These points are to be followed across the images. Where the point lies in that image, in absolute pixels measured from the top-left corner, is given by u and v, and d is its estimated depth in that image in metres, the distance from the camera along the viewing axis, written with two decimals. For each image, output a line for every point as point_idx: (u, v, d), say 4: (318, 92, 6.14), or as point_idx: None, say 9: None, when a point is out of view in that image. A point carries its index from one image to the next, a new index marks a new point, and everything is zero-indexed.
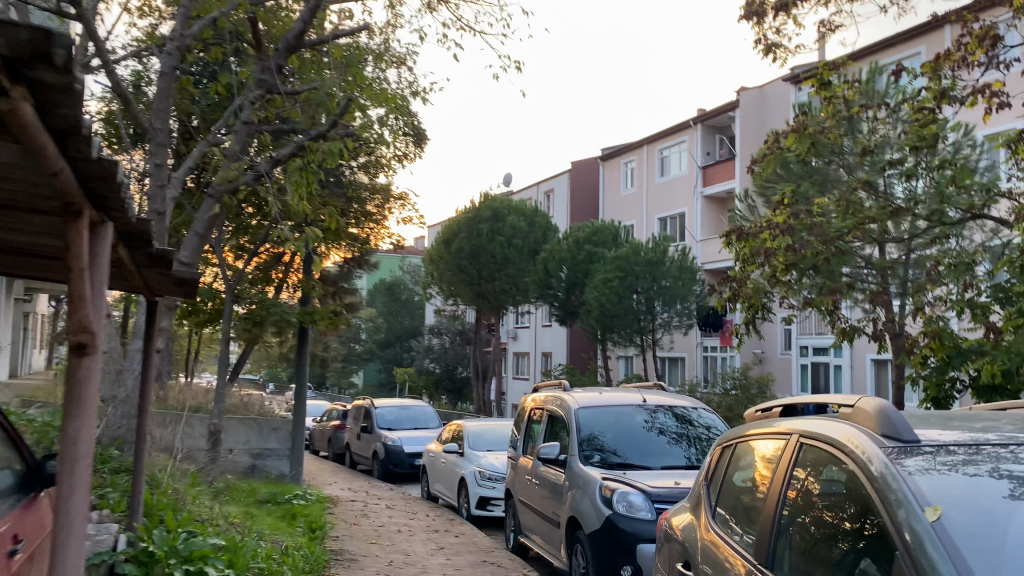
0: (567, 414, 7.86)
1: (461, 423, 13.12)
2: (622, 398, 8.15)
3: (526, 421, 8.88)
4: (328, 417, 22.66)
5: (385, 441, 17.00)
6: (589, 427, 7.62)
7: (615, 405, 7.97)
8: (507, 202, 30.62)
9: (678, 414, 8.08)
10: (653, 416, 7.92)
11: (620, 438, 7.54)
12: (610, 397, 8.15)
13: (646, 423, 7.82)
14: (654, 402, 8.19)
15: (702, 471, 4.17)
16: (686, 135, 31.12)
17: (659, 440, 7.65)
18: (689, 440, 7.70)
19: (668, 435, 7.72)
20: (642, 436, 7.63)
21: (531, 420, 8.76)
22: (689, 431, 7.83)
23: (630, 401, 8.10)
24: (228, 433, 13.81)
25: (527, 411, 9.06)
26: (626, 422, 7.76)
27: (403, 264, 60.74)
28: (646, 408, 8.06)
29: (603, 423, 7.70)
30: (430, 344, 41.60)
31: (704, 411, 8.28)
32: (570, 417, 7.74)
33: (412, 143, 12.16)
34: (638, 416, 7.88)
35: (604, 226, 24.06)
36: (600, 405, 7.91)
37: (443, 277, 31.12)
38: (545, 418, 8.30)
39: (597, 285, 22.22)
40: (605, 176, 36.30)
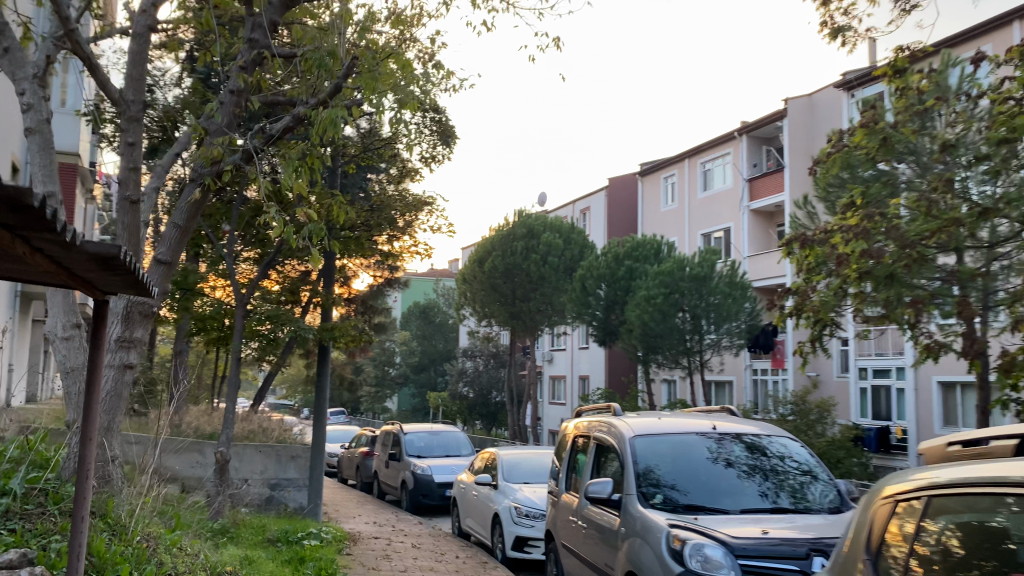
0: (620, 443, 6.60)
1: (496, 451, 11.91)
2: (684, 425, 6.85)
3: (569, 451, 7.67)
4: (356, 443, 21.56)
5: (415, 470, 15.83)
6: (646, 460, 6.34)
7: (675, 432, 6.68)
8: (542, 219, 29.51)
9: (749, 442, 6.75)
10: (719, 444, 6.61)
11: (682, 473, 6.25)
12: (669, 423, 6.86)
13: (711, 452, 6.51)
14: (723, 429, 6.88)
15: (856, 517, 3.08)
16: (730, 148, 29.79)
17: (729, 473, 6.32)
18: (765, 473, 6.37)
19: (739, 467, 6.38)
20: (708, 468, 6.33)
21: (575, 450, 7.51)
22: (764, 463, 6.49)
23: (692, 428, 6.80)
24: (243, 461, 12.74)
25: (570, 439, 7.84)
26: (688, 453, 6.46)
27: (436, 287, 59.84)
28: (712, 435, 6.75)
29: (661, 455, 6.42)
30: (464, 367, 40.47)
31: (780, 438, 6.93)
32: (623, 447, 6.48)
33: (440, 141, 11.06)
34: (702, 445, 6.58)
35: (645, 241, 22.78)
36: (658, 434, 6.63)
37: (477, 297, 30.04)
38: (592, 447, 7.05)
39: (638, 303, 20.94)
40: (644, 193, 35.06)
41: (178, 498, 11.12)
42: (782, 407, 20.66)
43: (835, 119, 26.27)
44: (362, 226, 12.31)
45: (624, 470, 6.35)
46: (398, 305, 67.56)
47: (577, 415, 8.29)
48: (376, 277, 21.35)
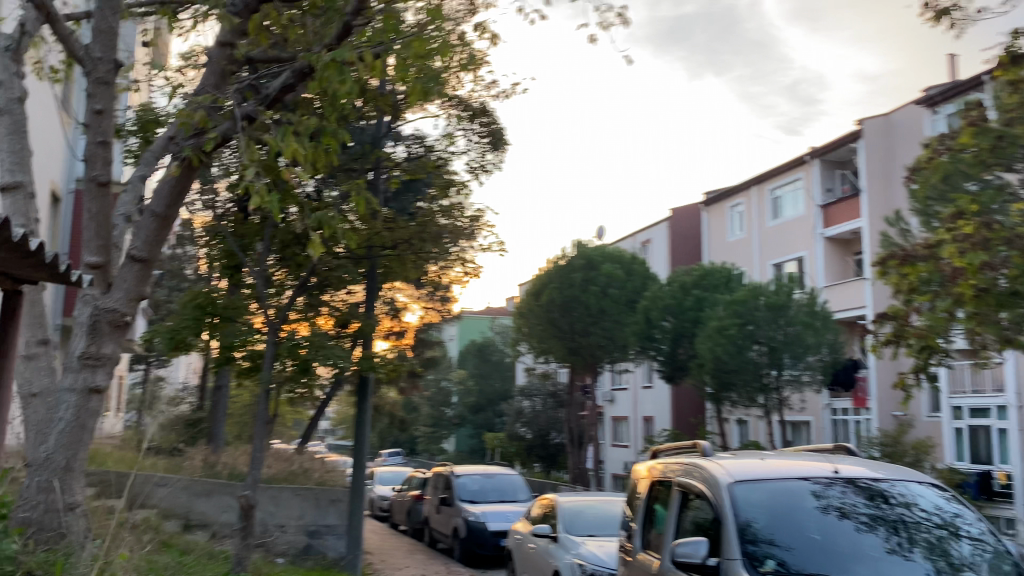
0: (710, 490, 5.18)
1: (556, 499, 10.57)
2: (789, 467, 5.35)
3: (648, 499, 6.26)
4: (407, 486, 20.37)
5: (467, 516, 14.53)
6: (744, 513, 4.91)
7: (776, 475, 5.23)
8: (601, 250, 28.31)
9: (868, 486, 5.23)
10: (830, 489, 5.14)
11: (789, 532, 4.82)
12: (770, 464, 5.37)
13: (819, 501, 5.06)
14: (837, 471, 5.34)
15: None
16: (801, 172, 28.18)
17: (849, 530, 4.85)
18: (893, 528, 4.89)
19: (857, 519, 4.92)
20: (821, 524, 4.87)
21: (655, 498, 6.10)
22: (891, 513, 5.00)
23: (793, 469, 5.32)
24: (279, 505, 11.63)
25: (648, 484, 6.41)
26: (791, 503, 5.01)
27: (493, 326, 58.99)
28: (822, 478, 5.24)
29: (761, 507, 4.97)
30: (521, 407, 39.05)
31: (905, 479, 5.39)
32: (718, 496, 5.04)
33: (489, 148, 9.98)
34: (807, 491, 5.11)
35: (715, 269, 21.38)
36: (756, 477, 5.18)
37: (534, 333, 28.80)
38: (677, 494, 5.63)
39: (709, 335, 19.47)
40: (709, 223, 33.56)
41: (204, 547, 10.03)
42: (871, 448, 18.75)
43: (915, 140, 24.55)
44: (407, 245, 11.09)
45: (719, 525, 4.93)
46: (455, 344, 66.85)
47: (653, 456, 6.88)
48: (428, 309, 20.33)
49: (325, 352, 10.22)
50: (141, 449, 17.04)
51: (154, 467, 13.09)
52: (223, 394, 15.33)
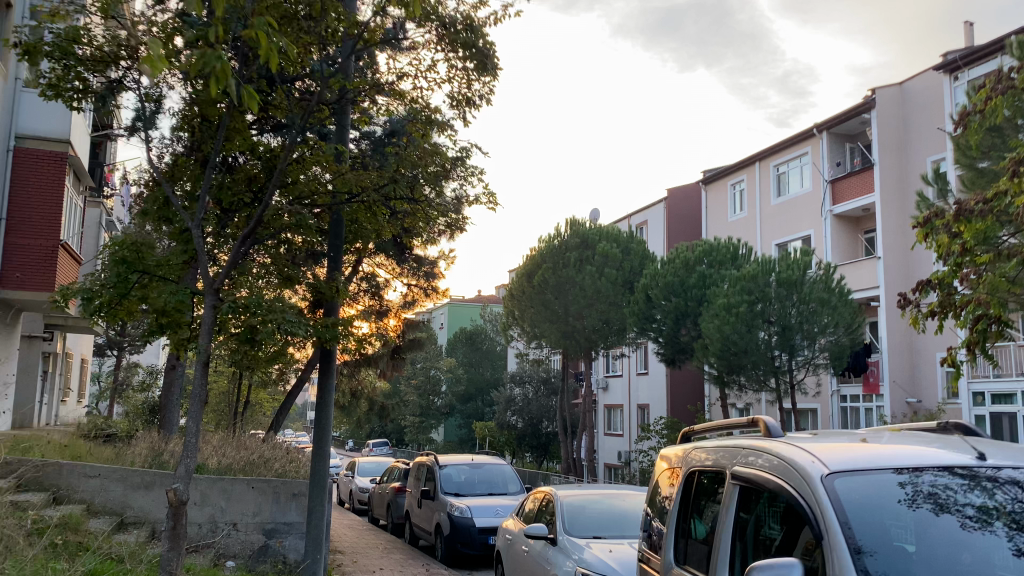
0: (786, 478, 3.42)
1: (553, 491, 9.00)
2: (863, 451, 3.57)
3: (688, 497, 4.59)
4: (388, 477, 18.82)
5: (451, 511, 12.97)
6: (850, 511, 3.15)
7: (863, 453, 3.51)
8: (596, 228, 26.69)
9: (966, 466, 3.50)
10: (922, 472, 3.43)
11: (888, 542, 3.08)
12: (841, 448, 3.58)
13: (906, 489, 3.35)
14: (905, 447, 3.67)
15: None
16: (809, 146, 26.62)
17: (955, 531, 3.22)
18: (1016, 524, 3.23)
19: (961, 514, 3.27)
20: (922, 529, 3.20)
21: (711, 496, 4.26)
22: (1013, 502, 3.31)
23: (878, 445, 3.64)
24: (233, 500, 10.02)
25: (695, 478, 4.56)
26: (878, 494, 3.29)
27: (483, 313, 57.79)
28: (902, 458, 3.50)
29: (862, 499, 3.22)
30: (512, 395, 37.58)
31: (994, 449, 3.71)
32: (807, 494, 3.23)
33: (475, 70, 8.33)
34: (889, 475, 3.40)
35: (720, 244, 19.77)
36: (837, 456, 3.45)
37: (526, 315, 27.19)
38: (732, 489, 3.89)
39: (716, 313, 17.90)
40: (709, 202, 32.02)
41: (134, 551, 8.39)
42: None
43: (934, 109, 22.98)
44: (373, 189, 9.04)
45: (815, 542, 3.12)
46: (444, 332, 65.65)
47: (685, 440, 5.24)
48: (411, 286, 18.82)
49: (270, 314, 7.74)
50: (91, 437, 15.34)
51: (94, 456, 11.44)
52: (179, 373, 13.68)
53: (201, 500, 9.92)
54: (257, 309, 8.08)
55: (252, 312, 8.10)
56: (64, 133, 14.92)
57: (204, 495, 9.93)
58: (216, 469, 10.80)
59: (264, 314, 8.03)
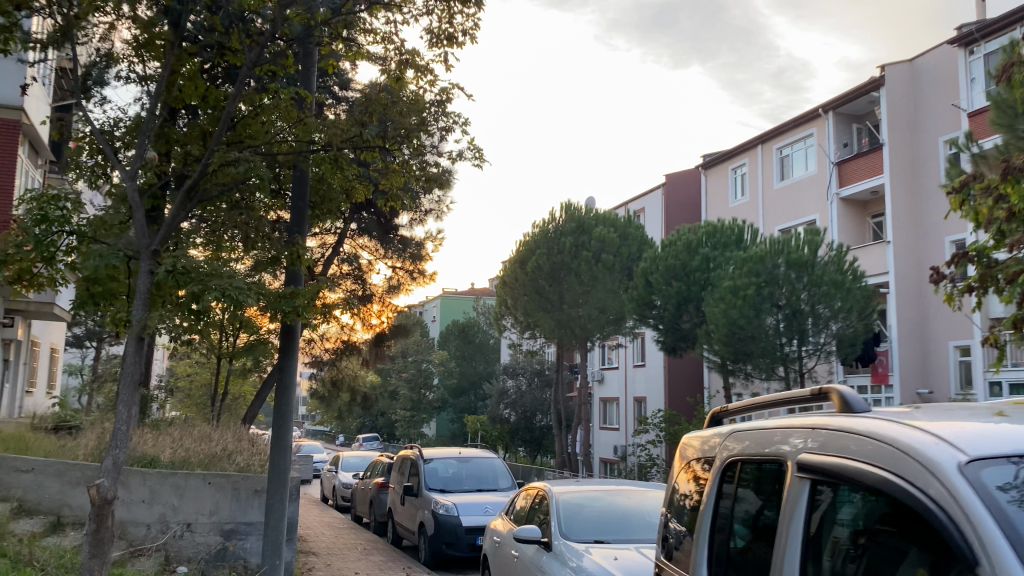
0: (896, 470, 2.29)
1: (547, 488, 7.89)
2: (985, 428, 2.38)
3: (725, 495, 3.47)
4: (372, 472, 17.72)
5: (436, 509, 11.87)
6: (1014, 518, 1.99)
7: (1001, 428, 2.37)
8: (593, 213, 25.56)
9: None
10: None
11: None
12: (956, 427, 2.40)
13: None
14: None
15: None
16: (814, 127, 25.55)
17: None
18: None
19: None
20: None
21: (760, 496, 3.14)
22: None
23: (1019, 419, 2.50)
24: (188, 498, 8.87)
25: (739, 473, 3.40)
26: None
27: (476, 305, 56.87)
28: None
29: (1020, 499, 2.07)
30: (505, 388, 36.53)
31: None
32: (947, 499, 2.07)
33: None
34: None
35: (724, 226, 18.66)
36: (972, 435, 2.30)
37: (518, 304, 26.01)
38: (801, 486, 2.75)
39: (722, 297, 16.80)
40: (708, 188, 30.96)
41: (65, 553, 7.26)
42: None
43: (947, 85, 21.90)
44: (347, 143, 7.72)
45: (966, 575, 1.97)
46: (436, 325, 64.59)
47: (713, 423, 4.11)
48: (395, 270, 17.74)
49: (213, 283, 6.48)
50: (47, 430, 14.18)
51: (36, 449, 10.27)
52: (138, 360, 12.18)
53: (150, 497, 8.77)
54: (203, 274, 6.64)
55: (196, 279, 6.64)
56: (14, 100, 13.68)
57: (155, 491, 8.78)
58: (170, 464, 9.65)
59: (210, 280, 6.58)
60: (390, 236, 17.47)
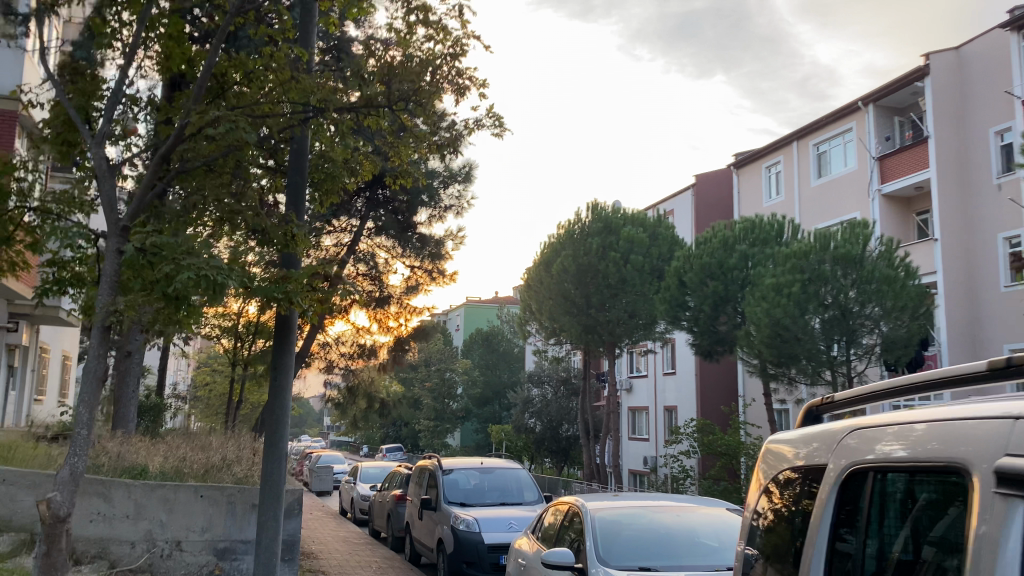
0: None
1: (580, 502, 6.85)
2: None
3: (841, 522, 2.36)
4: (390, 483, 16.75)
5: (455, 524, 10.84)
6: None
7: None
8: (620, 212, 24.53)
9: None
10: None
11: None
12: None
13: None
14: None
15: None
16: (853, 121, 24.34)
17: None
18: None
19: None
20: None
21: (917, 525, 2.02)
22: None
23: None
24: (177, 513, 7.96)
25: (860, 486, 2.30)
26: None
27: (500, 314, 56.11)
28: None
29: None
30: (530, 397, 35.49)
31: None
32: None
33: None
34: None
35: (763, 221, 17.56)
36: None
37: (544, 308, 24.97)
38: (1011, 511, 1.62)
39: (763, 296, 15.71)
40: (741, 187, 29.81)
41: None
42: None
43: (997, 72, 20.62)
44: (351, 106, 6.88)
45: None
46: (461, 334, 63.81)
47: (808, 419, 3.08)
48: (414, 270, 16.79)
49: (186, 261, 5.43)
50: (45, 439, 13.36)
51: (17, 457, 9.36)
52: (134, 362, 11.41)
53: (134, 512, 7.82)
54: (176, 251, 5.59)
55: (167, 258, 5.57)
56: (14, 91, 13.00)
57: (140, 506, 7.85)
58: (159, 475, 8.70)
59: (182, 258, 5.52)
60: (409, 233, 16.53)
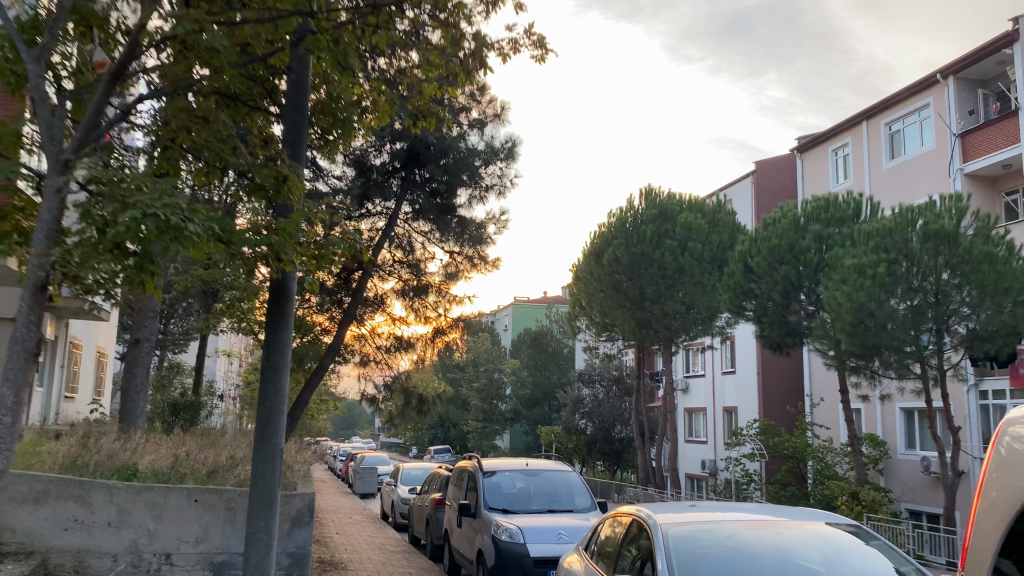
0: None
1: (649, 517, 5.35)
2: None
3: None
4: (429, 486, 15.50)
5: (497, 535, 9.51)
6: None
7: None
8: (676, 197, 22.93)
9: None
10: None
11: None
12: None
13: None
14: None
15: None
16: (931, 96, 22.40)
17: None
18: None
19: None
20: None
21: None
22: None
23: None
24: (168, 522, 6.83)
25: None
26: None
27: (549, 313, 54.95)
28: None
29: None
30: (581, 397, 34.02)
31: None
32: None
33: None
34: None
35: (839, 199, 15.90)
36: None
37: (594, 301, 23.52)
38: None
39: (843, 279, 14.08)
40: (805, 172, 28.02)
41: None
42: None
43: None
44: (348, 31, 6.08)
45: None
46: (508, 334, 62.69)
47: None
48: (454, 256, 15.54)
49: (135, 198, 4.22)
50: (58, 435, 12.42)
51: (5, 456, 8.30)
52: (145, 350, 10.36)
53: (117, 519, 6.69)
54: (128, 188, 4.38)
55: (117, 198, 4.36)
56: None
57: (125, 513, 6.72)
58: (151, 475, 7.54)
59: (132, 198, 4.32)
60: (448, 216, 15.27)
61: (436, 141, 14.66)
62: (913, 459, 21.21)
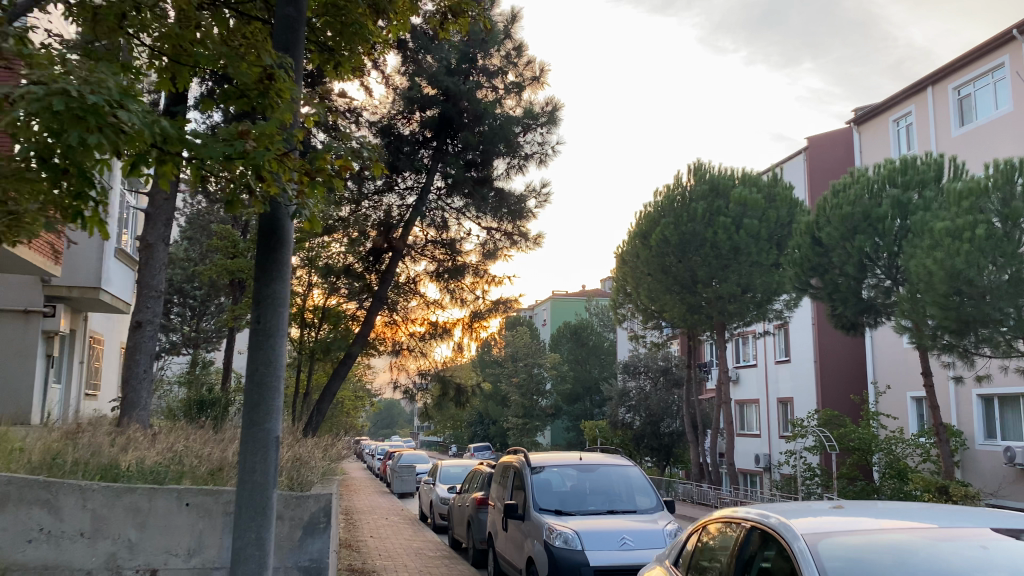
0: None
1: (775, 525, 3.86)
2: None
3: None
4: (470, 484, 14.22)
5: (551, 540, 8.16)
6: None
7: None
8: (727, 172, 21.40)
9: None
10: None
11: None
12: None
13: None
14: None
15: None
16: (1005, 55, 20.50)
17: None
18: None
19: None
20: None
21: None
22: None
23: None
24: (153, 530, 5.60)
25: None
26: None
27: (588, 306, 53.87)
28: None
29: None
30: (626, 389, 32.62)
31: None
32: None
33: None
34: None
35: (918, 161, 14.28)
36: None
37: (641, 285, 22.13)
38: None
39: (930, 246, 12.49)
40: (864, 144, 26.25)
41: None
42: None
43: None
44: None
45: None
46: (547, 329, 61.70)
47: None
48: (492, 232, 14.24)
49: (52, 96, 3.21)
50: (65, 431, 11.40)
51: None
52: (148, 336, 9.15)
53: (92, 528, 5.49)
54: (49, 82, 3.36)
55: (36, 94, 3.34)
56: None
57: (101, 521, 5.52)
58: (140, 476, 6.34)
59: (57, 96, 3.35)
60: (485, 189, 13.92)
61: (470, 106, 13.30)
62: (994, 451, 19.40)
